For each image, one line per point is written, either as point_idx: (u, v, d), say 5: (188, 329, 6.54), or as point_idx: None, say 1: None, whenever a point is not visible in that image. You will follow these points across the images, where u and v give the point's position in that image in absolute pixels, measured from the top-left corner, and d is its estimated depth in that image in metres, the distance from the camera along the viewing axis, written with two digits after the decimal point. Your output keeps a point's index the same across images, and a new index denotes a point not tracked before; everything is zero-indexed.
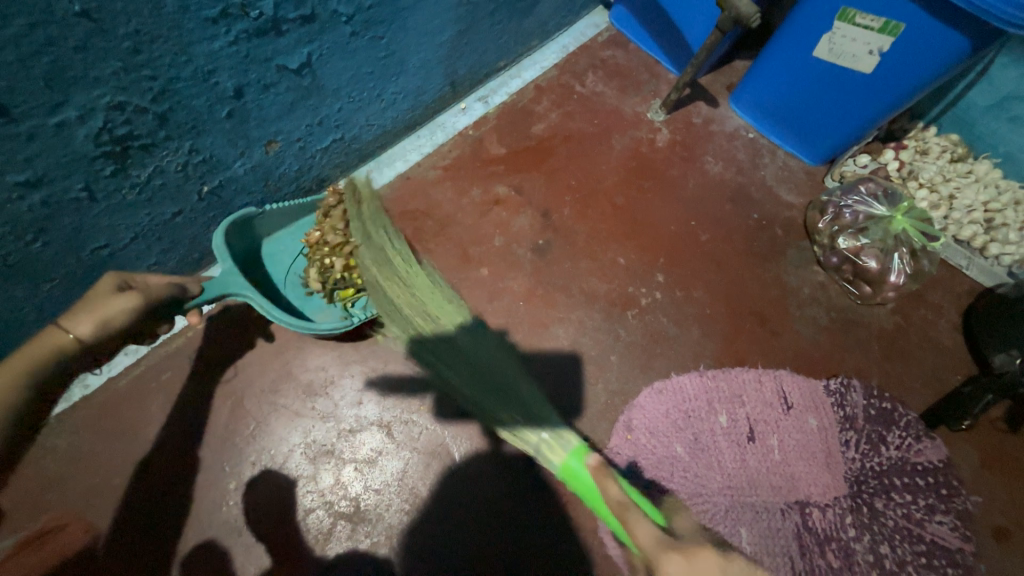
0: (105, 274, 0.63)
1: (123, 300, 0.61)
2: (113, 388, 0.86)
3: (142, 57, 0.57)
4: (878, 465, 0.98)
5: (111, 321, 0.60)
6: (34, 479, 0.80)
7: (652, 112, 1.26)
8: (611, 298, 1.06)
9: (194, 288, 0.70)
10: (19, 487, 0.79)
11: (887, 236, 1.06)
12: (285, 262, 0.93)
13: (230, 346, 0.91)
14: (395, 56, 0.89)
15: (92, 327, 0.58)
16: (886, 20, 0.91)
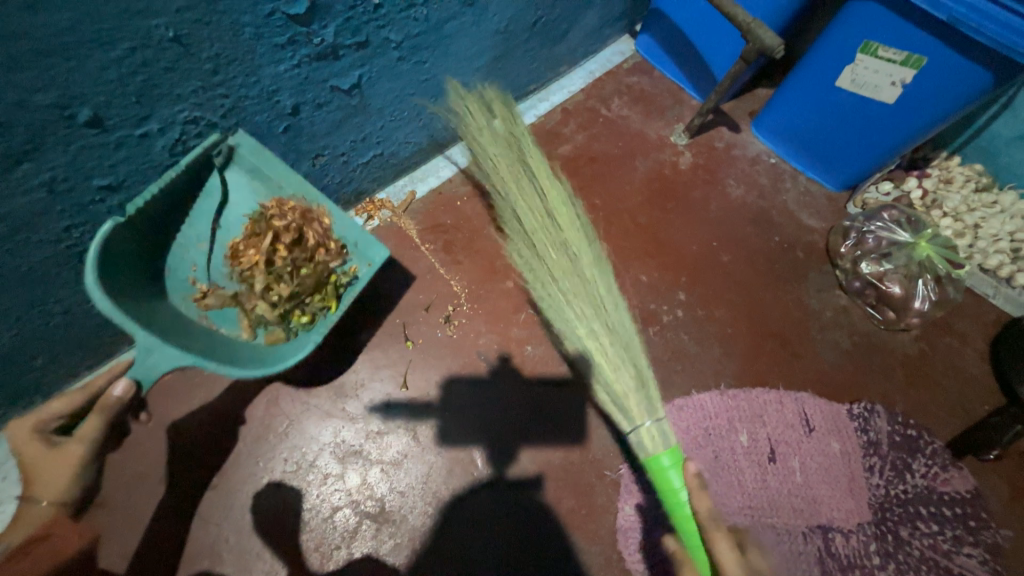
0: (27, 434, 0.63)
1: (71, 457, 0.62)
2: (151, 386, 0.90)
3: (219, 77, 0.63)
4: (903, 493, 0.97)
5: (80, 475, 0.62)
6: None
7: (676, 136, 1.30)
8: (633, 314, 1.08)
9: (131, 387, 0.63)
10: None
11: (911, 262, 1.07)
12: (195, 259, 0.78)
13: None
14: (435, 79, 0.95)
15: (73, 485, 0.62)
16: (908, 54, 0.94)
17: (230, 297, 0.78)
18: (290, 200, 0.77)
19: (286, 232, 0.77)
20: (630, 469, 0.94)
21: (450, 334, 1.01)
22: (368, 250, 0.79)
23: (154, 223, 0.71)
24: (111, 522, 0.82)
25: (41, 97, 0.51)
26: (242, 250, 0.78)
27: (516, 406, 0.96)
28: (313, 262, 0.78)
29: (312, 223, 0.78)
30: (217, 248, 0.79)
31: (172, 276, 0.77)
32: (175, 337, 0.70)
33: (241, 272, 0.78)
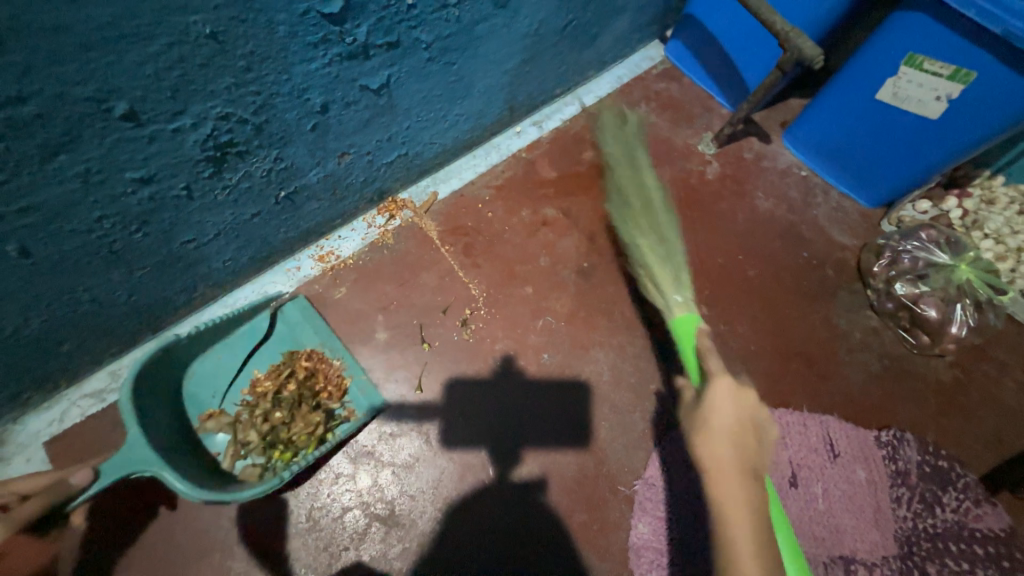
0: None
1: None
2: None
3: (252, 74, 0.63)
4: (932, 527, 0.93)
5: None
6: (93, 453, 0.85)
7: (703, 145, 1.27)
8: (653, 326, 1.06)
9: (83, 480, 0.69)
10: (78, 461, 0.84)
11: (949, 285, 1.02)
12: (218, 387, 0.90)
13: None
14: (463, 81, 0.94)
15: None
16: (957, 68, 0.90)
17: (228, 424, 0.86)
18: (313, 353, 0.91)
19: (301, 371, 0.89)
20: (645, 486, 0.92)
21: (467, 338, 1.00)
22: (370, 400, 0.89)
23: (195, 346, 0.87)
24: (126, 508, 0.83)
25: (80, 90, 0.52)
26: (258, 385, 0.89)
27: (529, 414, 0.95)
28: (315, 403, 0.87)
29: (328, 375, 0.90)
30: (239, 383, 0.91)
31: (193, 393, 0.88)
32: (166, 440, 0.79)
33: (249, 405, 0.87)
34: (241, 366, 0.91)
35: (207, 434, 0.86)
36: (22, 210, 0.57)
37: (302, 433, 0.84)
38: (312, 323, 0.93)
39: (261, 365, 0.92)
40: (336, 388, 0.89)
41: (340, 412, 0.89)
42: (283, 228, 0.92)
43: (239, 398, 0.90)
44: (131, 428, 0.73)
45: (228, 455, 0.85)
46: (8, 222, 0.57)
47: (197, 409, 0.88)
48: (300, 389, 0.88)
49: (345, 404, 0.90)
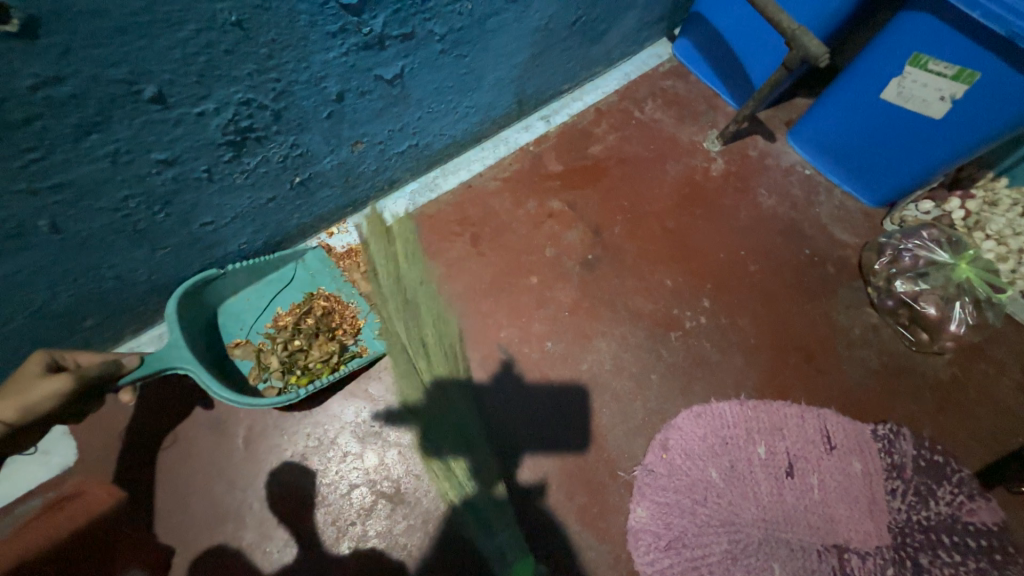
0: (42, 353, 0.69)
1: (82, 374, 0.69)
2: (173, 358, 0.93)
3: (273, 62, 0.66)
4: (925, 519, 0.94)
5: (43, 402, 0.65)
6: (107, 428, 0.87)
7: (708, 142, 1.29)
8: (655, 318, 1.07)
9: (133, 361, 0.74)
10: (93, 433, 0.87)
11: (949, 283, 1.03)
12: (245, 321, 0.95)
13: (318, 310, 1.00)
14: (474, 73, 0.97)
15: (19, 413, 0.64)
16: (960, 68, 0.91)
17: (254, 351, 0.91)
18: (333, 293, 0.98)
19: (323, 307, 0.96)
20: (644, 472, 0.94)
21: (472, 325, 1.02)
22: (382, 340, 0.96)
23: (233, 281, 0.93)
24: (141, 480, 0.86)
25: (113, 72, 0.54)
26: (281, 318, 0.94)
27: (532, 401, 0.98)
28: (334, 335, 0.94)
29: (344, 313, 0.96)
30: (264, 318, 0.95)
31: (226, 322, 0.94)
32: (199, 351, 0.85)
33: (271, 335, 0.93)
34: (269, 302, 0.97)
35: (234, 358, 0.91)
36: (55, 186, 0.60)
37: (319, 361, 0.91)
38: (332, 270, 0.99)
39: (286, 299, 0.98)
40: (352, 324, 0.95)
41: (354, 344, 0.95)
42: (296, 214, 0.94)
43: (263, 330, 0.95)
44: (173, 330, 0.80)
45: (250, 378, 0.90)
46: (42, 198, 0.60)
47: (229, 336, 0.93)
48: (321, 321, 0.94)
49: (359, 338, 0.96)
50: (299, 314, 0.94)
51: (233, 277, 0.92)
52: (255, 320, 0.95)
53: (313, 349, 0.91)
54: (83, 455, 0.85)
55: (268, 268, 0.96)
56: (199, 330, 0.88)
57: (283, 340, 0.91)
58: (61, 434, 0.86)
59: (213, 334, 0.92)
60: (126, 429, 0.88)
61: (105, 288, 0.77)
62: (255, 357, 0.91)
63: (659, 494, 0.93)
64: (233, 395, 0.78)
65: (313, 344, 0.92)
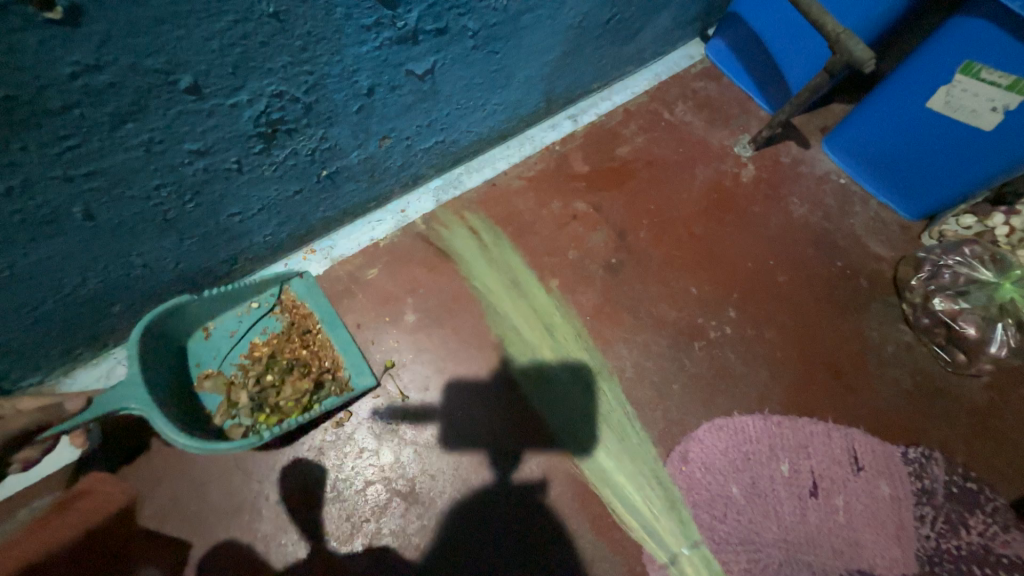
0: None
1: None
2: None
3: (307, 54, 0.65)
4: (955, 549, 0.91)
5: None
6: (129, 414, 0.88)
7: (739, 147, 1.25)
8: (679, 327, 1.05)
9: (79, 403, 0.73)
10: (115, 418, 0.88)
11: (992, 303, 0.98)
12: (218, 351, 0.91)
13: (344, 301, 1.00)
14: (505, 70, 0.95)
15: None
16: (1017, 78, 0.86)
17: (224, 384, 0.88)
18: (316, 326, 0.94)
19: (304, 340, 0.93)
20: (662, 484, 0.93)
21: (492, 325, 1.01)
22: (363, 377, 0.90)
23: (208, 307, 0.89)
24: (162, 466, 0.87)
25: (151, 62, 0.54)
26: (257, 348, 0.92)
27: (550, 406, 0.96)
28: (311, 372, 0.90)
29: (325, 350, 0.93)
30: (238, 349, 0.92)
31: (198, 352, 0.90)
32: (160, 386, 0.81)
33: (245, 366, 0.90)
34: (248, 330, 0.93)
35: (202, 390, 0.88)
36: (89, 174, 0.60)
37: (291, 401, 0.87)
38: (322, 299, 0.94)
39: (265, 328, 0.94)
40: (331, 362, 0.92)
41: (333, 383, 0.90)
42: (321, 207, 0.94)
43: (235, 362, 0.91)
44: (132, 367, 0.77)
45: (217, 414, 0.87)
46: (76, 185, 0.60)
47: (199, 366, 0.90)
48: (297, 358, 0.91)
49: (339, 376, 0.91)
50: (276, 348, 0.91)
51: (209, 304, 0.88)
52: (227, 351, 0.91)
53: (285, 387, 0.88)
54: (107, 438, 0.87)
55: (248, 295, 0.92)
56: (163, 362, 0.84)
57: (256, 374, 0.88)
58: None
59: (181, 364, 0.88)
60: (146, 416, 0.89)
61: (131, 276, 0.78)
62: (224, 392, 0.88)
63: (677, 507, 0.91)
64: (192, 439, 0.74)
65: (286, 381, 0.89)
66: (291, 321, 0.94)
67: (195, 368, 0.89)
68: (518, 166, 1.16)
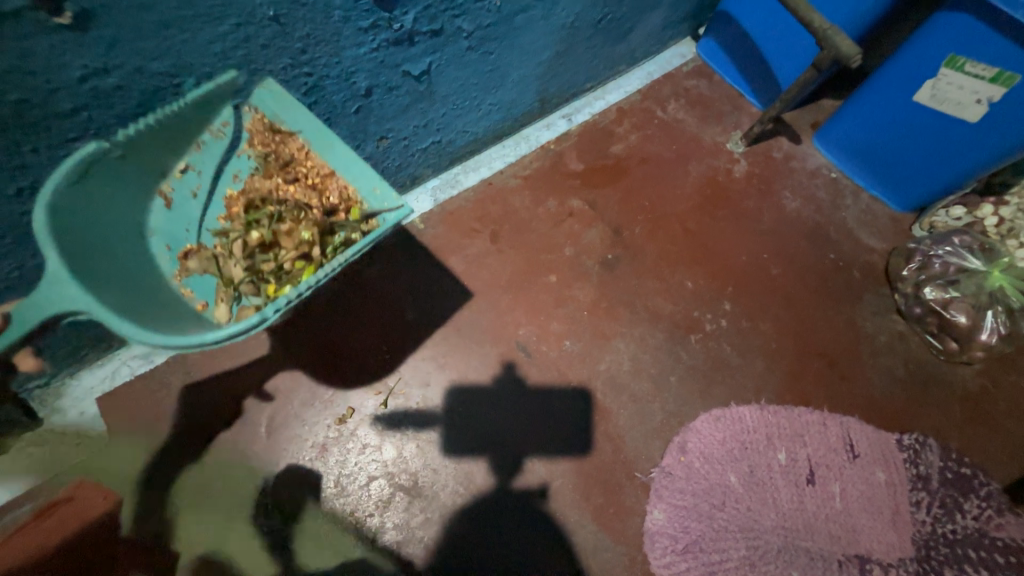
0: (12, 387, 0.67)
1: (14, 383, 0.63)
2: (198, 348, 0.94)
3: (306, 56, 0.67)
4: (951, 533, 0.92)
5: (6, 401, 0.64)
6: (132, 415, 0.89)
7: (732, 143, 1.27)
8: (676, 320, 1.06)
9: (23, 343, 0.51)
10: (119, 419, 0.89)
11: (981, 291, 1.00)
12: (188, 216, 0.62)
13: (345, 301, 1.01)
14: (499, 70, 0.97)
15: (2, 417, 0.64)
16: (1000, 70, 0.88)
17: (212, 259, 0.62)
18: (303, 150, 0.65)
19: (297, 174, 0.65)
20: (661, 474, 0.94)
21: (492, 321, 1.03)
22: (387, 199, 0.63)
23: (156, 158, 0.58)
24: (165, 466, 0.87)
25: (156, 65, 0.55)
26: (239, 204, 0.63)
27: (550, 402, 0.98)
28: (316, 210, 0.64)
29: (327, 178, 0.65)
30: (214, 208, 0.64)
31: (164, 228, 0.62)
32: (109, 287, 0.53)
33: (228, 230, 0.63)
34: (220, 182, 0.63)
35: (187, 276, 0.62)
36: None
37: (301, 251, 0.62)
38: (298, 109, 0.63)
39: (240, 172, 0.64)
40: (340, 195, 0.65)
41: (348, 221, 0.64)
42: None
43: (216, 226, 0.64)
44: (47, 254, 0.48)
45: (216, 301, 0.62)
46: None
47: (172, 246, 0.62)
48: (295, 204, 0.64)
49: (354, 208, 0.64)
50: (262, 195, 0.64)
51: (149, 151, 0.57)
52: (203, 214, 0.63)
53: (293, 240, 0.62)
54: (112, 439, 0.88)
55: (192, 128, 0.59)
56: (102, 247, 0.55)
57: (244, 234, 0.63)
58: (90, 418, 0.88)
59: (140, 245, 0.60)
60: (148, 418, 0.89)
61: None
62: (217, 268, 0.62)
63: (677, 497, 0.92)
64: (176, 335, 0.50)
65: (289, 228, 0.63)
66: (271, 154, 0.64)
67: (164, 251, 0.61)
68: (514, 165, 1.18)
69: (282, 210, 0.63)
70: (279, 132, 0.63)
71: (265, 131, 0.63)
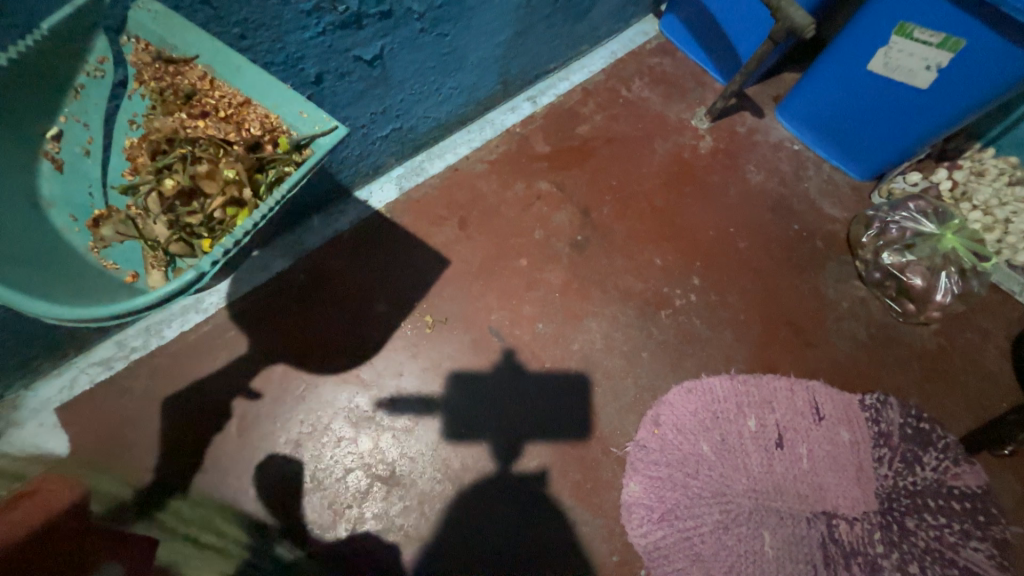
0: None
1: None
2: (161, 351, 0.92)
3: (246, 42, 0.64)
4: (911, 485, 0.97)
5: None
6: (96, 423, 0.87)
7: (696, 119, 1.28)
8: (646, 297, 1.08)
9: None
10: (82, 428, 0.86)
11: (935, 254, 1.03)
12: (88, 176, 0.51)
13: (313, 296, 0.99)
14: (456, 53, 0.95)
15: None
16: (946, 36, 0.90)
17: (127, 220, 0.51)
18: (207, 75, 0.53)
19: (205, 107, 0.53)
20: (636, 448, 0.96)
21: (464, 308, 1.02)
22: (317, 120, 0.53)
23: (27, 107, 0.46)
24: (133, 473, 0.85)
25: None
26: (144, 151, 0.52)
27: (525, 384, 0.98)
28: (237, 145, 0.52)
29: (242, 107, 0.54)
30: (116, 163, 0.52)
31: (59, 194, 0.49)
32: (14, 265, 0.43)
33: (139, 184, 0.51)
34: (115, 131, 0.52)
35: (103, 248, 0.50)
36: None
37: (231, 195, 0.52)
38: (187, 27, 0.52)
39: (138, 115, 0.52)
40: (261, 123, 0.54)
41: (278, 152, 0.53)
42: None
43: (123, 184, 0.52)
44: None
45: (147, 269, 0.51)
46: None
47: (79, 215, 0.50)
48: (211, 139, 0.52)
49: (282, 136, 0.54)
50: (170, 137, 0.52)
51: (13, 97, 0.45)
52: (102, 172, 0.52)
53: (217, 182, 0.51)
54: (75, 449, 0.85)
55: (60, 66, 0.47)
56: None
57: (160, 186, 0.51)
58: (51, 428, 0.86)
59: (32, 217, 0.47)
60: (112, 425, 0.87)
61: None
62: (134, 230, 0.51)
63: (652, 469, 0.95)
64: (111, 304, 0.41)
65: (210, 171, 0.51)
66: (167, 88, 0.53)
67: (69, 223, 0.49)
68: (480, 150, 1.17)
69: (198, 150, 0.52)
70: (172, 61, 0.52)
71: (153, 62, 0.52)
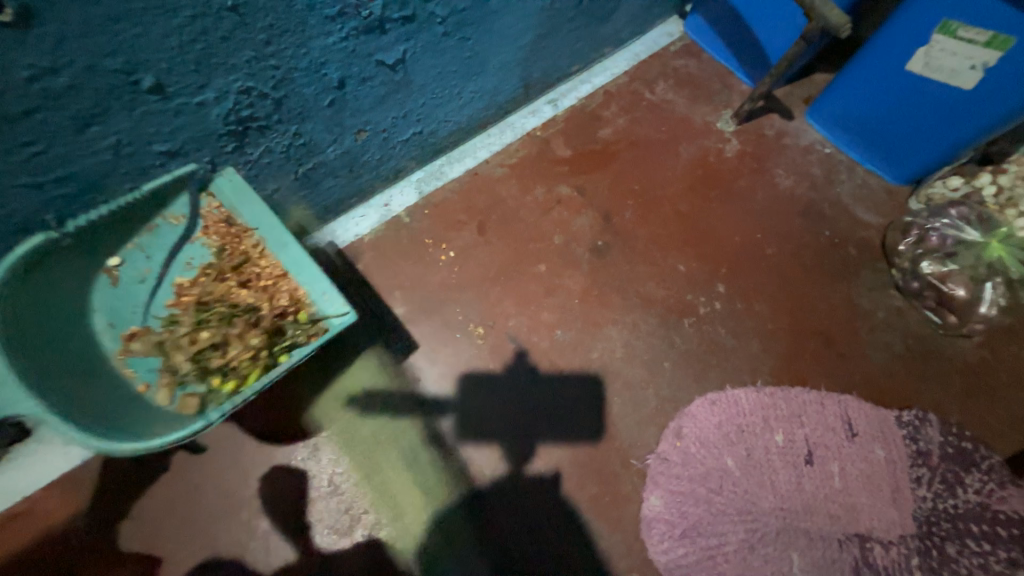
0: None
1: None
2: None
3: (271, 48, 0.65)
4: (952, 508, 0.91)
5: None
6: None
7: (723, 122, 1.24)
8: (668, 304, 1.05)
9: None
10: None
11: (979, 264, 0.98)
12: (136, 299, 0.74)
13: None
14: (478, 56, 0.94)
15: None
16: (994, 33, 0.86)
17: (155, 346, 0.72)
18: (259, 248, 0.77)
19: (250, 274, 0.77)
20: (657, 460, 0.93)
21: (482, 313, 1.01)
22: (334, 304, 0.74)
23: (105, 244, 0.70)
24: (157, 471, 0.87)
25: (110, 61, 0.54)
26: (188, 293, 0.75)
27: (542, 392, 0.97)
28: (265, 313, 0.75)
29: (278, 281, 0.77)
30: (160, 292, 0.75)
31: (107, 306, 0.72)
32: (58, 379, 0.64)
33: (175, 317, 0.74)
34: (171, 267, 0.76)
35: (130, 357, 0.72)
36: (58, 180, 0.61)
37: (251, 351, 0.72)
38: (255, 204, 0.73)
39: (193, 259, 0.77)
40: (288, 299, 0.76)
41: (296, 322, 0.75)
42: (302, 204, 0.94)
43: (162, 312, 0.75)
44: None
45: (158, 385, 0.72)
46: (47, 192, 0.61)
47: (115, 324, 0.72)
48: (244, 303, 0.75)
49: (302, 310, 0.75)
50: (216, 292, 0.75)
51: (98, 240, 0.69)
52: (150, 297, 0.74)
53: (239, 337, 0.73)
54: None
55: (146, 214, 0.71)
56: (52, 340, 0.66)
57: (194, 330, 0.73)
58: None
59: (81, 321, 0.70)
60: None
61: None
62: (160, 353, 0.72)
63: (673, 482, 0.92)
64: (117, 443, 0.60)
65: (240, 331, 0.73)
66: (226, 249, 0.77)
67: (107, 327, 0.72)
68: (499, 154, 1.16)
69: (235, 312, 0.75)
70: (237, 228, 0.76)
71: (221, 223, 0.76)
